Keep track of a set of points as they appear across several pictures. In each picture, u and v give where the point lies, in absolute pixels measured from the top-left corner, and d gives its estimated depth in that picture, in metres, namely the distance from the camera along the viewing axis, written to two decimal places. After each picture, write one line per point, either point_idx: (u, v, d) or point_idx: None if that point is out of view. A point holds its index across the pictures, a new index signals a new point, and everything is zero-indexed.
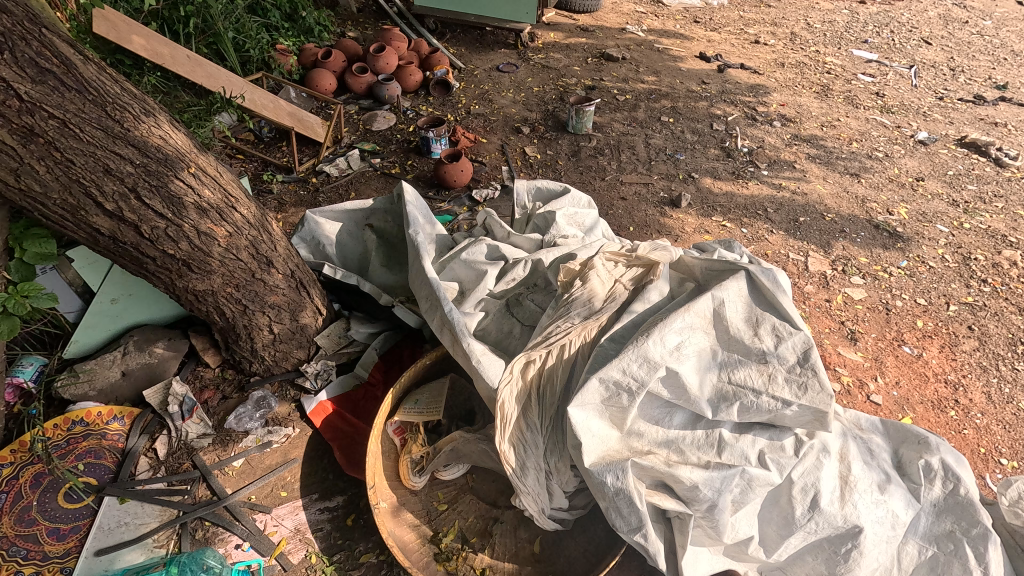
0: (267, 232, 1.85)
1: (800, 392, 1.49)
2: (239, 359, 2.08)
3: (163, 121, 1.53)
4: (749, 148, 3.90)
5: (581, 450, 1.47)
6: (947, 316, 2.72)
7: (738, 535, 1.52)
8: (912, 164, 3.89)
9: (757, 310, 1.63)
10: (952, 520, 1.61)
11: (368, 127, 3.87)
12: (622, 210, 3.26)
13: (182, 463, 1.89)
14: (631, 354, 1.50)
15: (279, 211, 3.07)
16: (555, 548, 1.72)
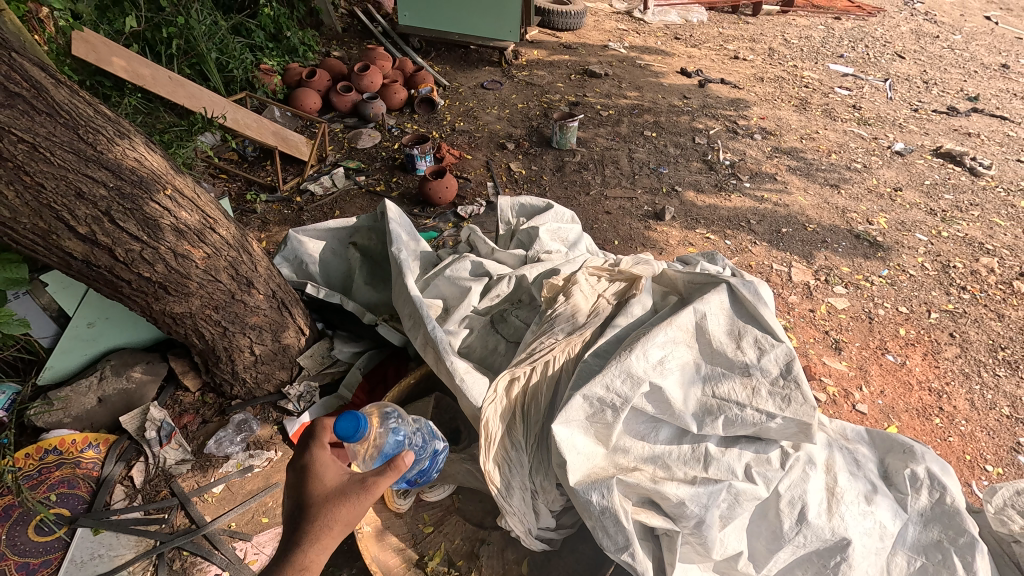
0: (248, 253, 1.83)
1: (783, 405, 1.48)
2: (220, 382, 2.04)
3: (138, 144, 1.52)
4: (731, 161, 3.96)
5: (565, 468, 1.45)
6: (928, 324, 2.75)
7: (727, 551, 1.50)
8: (889, 174, 3.97)
9: (739, 323, 1.63)
10: (940, 529, 1.61)
11: (353, 145, 3.88)
12: (607, 224, 3.27)
13: (160, 490, 1.84)
14: (614, 369, 1.50)
15: (262, 230, 3.05)
16: (543, 570, 1.68)
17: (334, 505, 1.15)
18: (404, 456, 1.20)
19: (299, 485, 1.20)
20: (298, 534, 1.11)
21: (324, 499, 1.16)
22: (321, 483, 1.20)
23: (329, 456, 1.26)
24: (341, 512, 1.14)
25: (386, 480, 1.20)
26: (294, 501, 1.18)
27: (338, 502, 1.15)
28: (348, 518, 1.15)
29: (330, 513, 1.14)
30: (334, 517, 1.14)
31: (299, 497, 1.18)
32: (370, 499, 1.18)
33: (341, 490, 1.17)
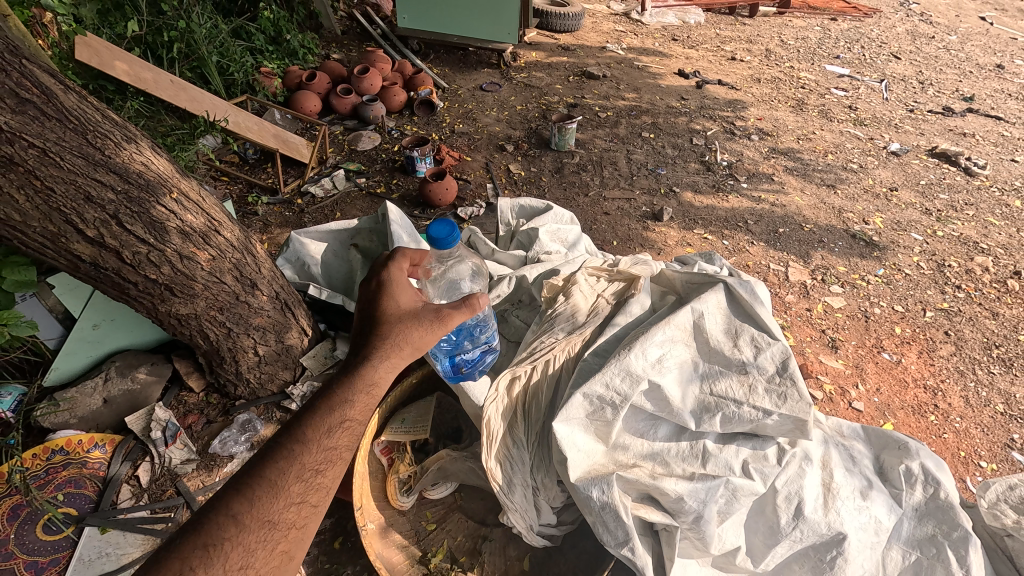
0: (252, 255, 1.85)
1: (779, 402, 1.51)
2: (224, 382, 2.06)
3: (145, 148, 1.54)
4: (728, 161, 3.99)
5: (566, 465, 1.47)
6: (924, 322, 2.78)
7: (725, 546, 1.53)
8: (885, 174, 4.01)
9: (736, 321, 1.66)
10: (933, 523, 1.64)
11: (353, 147, 3.91)
12: (606, 225, 3.30)
13: (166, 489, 1.85)
14: (613, 368, 1.52)
15: (264, 232, 3.07)
16: (544, 566, 1.70)
17: (410, 325, 1.28)
18: (480, 297, 1.33)
19: (378, 304, 1.33)
20: (374, 345, 1.25)
21: (400, 317, 1.29)
22: (398, 304, 1.32)
23: (407, 284, 1.38)
24: (413, 334, 1.27)
25: (460, 316, 1.31)
26: (371, 315, 1.32)
27: (413, 324, 1.28)
28: (418, 340, 1.27)
29: (405, 331, 1.27)
30: (407, 336, 1.26)
31: (376, 313, 1.31)
32: (444, 330, 1.30)
33: (416, 315, 1.30)
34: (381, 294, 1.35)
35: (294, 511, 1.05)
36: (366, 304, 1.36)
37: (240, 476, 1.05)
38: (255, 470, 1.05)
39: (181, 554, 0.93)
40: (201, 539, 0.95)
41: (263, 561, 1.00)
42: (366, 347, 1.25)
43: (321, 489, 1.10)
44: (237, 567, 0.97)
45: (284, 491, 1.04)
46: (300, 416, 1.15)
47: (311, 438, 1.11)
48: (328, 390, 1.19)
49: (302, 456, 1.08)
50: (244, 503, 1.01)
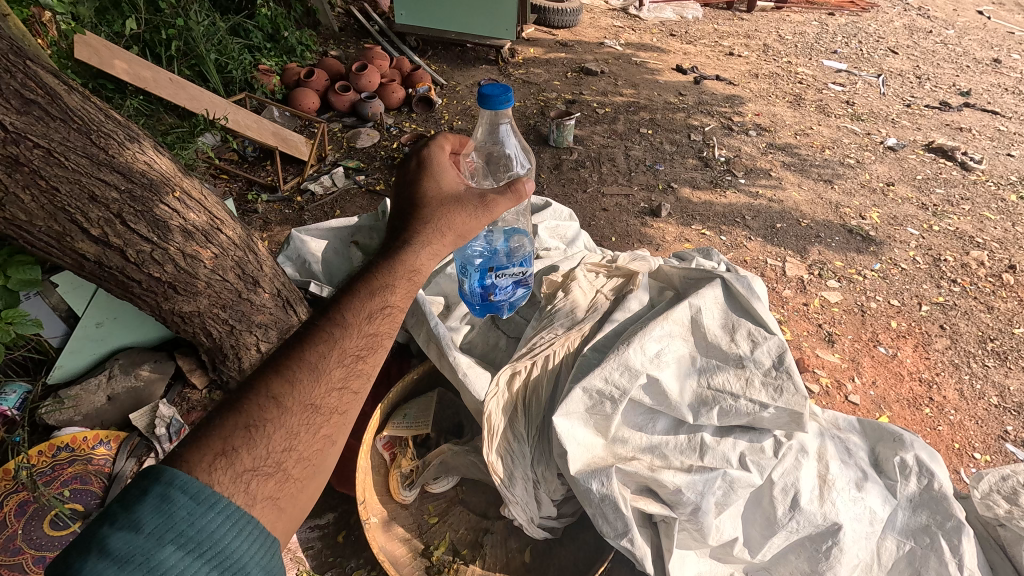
0: (254, 253, 1.87)
1: (776, 395, 1.53)
2: (227, 379, 2.08)
3: (147, 148, 1.56)
4: (726, 157, 4.01)
5: (566, 458, 1.50)
6: (919, 316, 2.81)
7: (723, 537, 1.56)
8: (882, 169, 4.03)
9: (733, 316, 1.68)
10: (927, 514, 1.67)
11: (352, 145, 3.92)
12: (604, 221, 3.32)
13: None
14: (612, 362, 1.54)
15: (264, 230, 3.08)
16: (546, 558, 1.73)
17: (455, 210, 1.37)
18: (522, 184, 1.40)
19: (421, 190, 1.41)
20: (417, 230, 1.33)
21: (445, 202, 1.38)
22: (441, 189, 1.40)
23: (448, 170, 1.46)
24: (457, 219, 1.36)
25: (503, 203, 1.40)
26: (413, 201, 1.40)
27: (459, 208, 1.37)
28: (463, 224, 1.37)
29: (450, 215, 1.36)
30: (452, 218, 1.35)
31: (419, 197, 1.40)
32: (486, 215, 1.40)
33: (462, 200, 1.38)
34: (423, 179, 1.43)
35: (336, 397, 1.08)
36: (408, 188, 1.43)
37: (279, 361, 1.08)
38: (297, 352, 1.09)
39: (223, 435, 0.95)
40: (242, 420, 0.97)
41: (307, 443, 1.02)
42: (411, 227, 1.33)
43: (360, 376, 1.13)
44: (281, 447, 0.98)
45: (325, 374, 1.08)
46: (340, 300, 1.19)
47: (352, 323, 1.15)
48: (370, 273, 1.25)
49: (343, 339, 1.12)
50: (285, 384, 1.03)
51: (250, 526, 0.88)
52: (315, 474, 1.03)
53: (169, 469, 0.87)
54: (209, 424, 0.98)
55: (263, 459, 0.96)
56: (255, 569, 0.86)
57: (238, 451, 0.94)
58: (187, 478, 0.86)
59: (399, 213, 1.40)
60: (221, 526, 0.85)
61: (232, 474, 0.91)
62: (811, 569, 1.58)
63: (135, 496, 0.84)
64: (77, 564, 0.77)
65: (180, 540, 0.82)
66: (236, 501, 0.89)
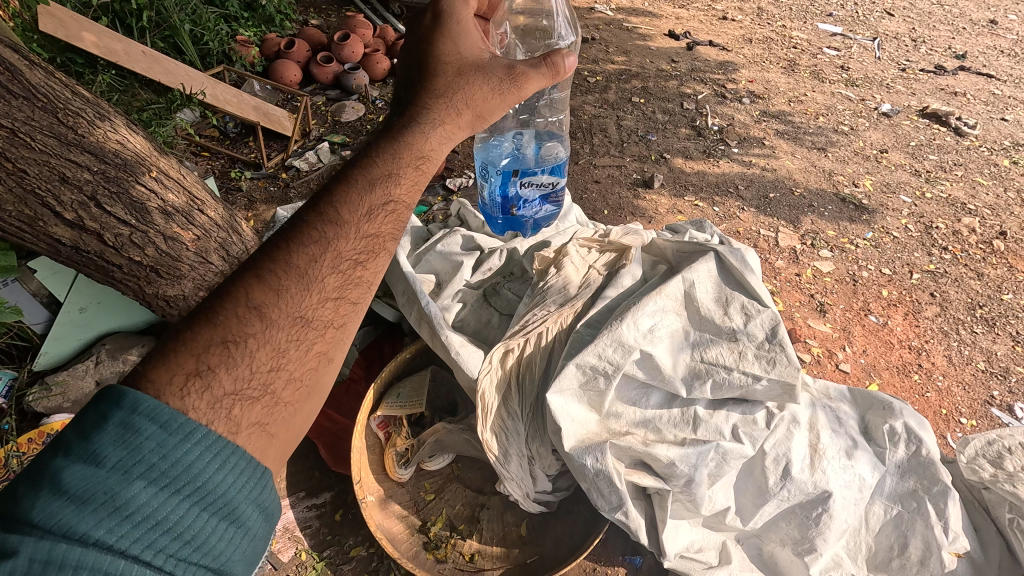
0: (238, 234, 1.81)
1: (769, 366, 1.53)
2: None
3: (120, 126, 1.49)
4: (719, 126, 3.94)
5: (560, 434, 1.50)
6: (910, 284, 2.82)
7: (715, 507, 1.59)
8: (876, 136, 3.99)
9: (727, 290, 1.65)
10: (915, 479, 1.70)
11: (337, 118, 3.81)
12: (597, 193, 3.27)
13: None
14: (605, 339, 1.53)
15: (249, 209, 3.01)
16: (542, 530, 1.75)
17: (475, 84, 1.35)
18: (559, 59, 1.41)
19: (438, 51, 1.33)
20: (432, 107, 1.31)
21: (465, 74, 1.34)
22: (459, 55, 1.34)
23: (467, 34, 1.37)
24: (477, 94, 1.35)
25: (531, 78, 1.39)
26: (427, 66, 1.33)
27: (482, 79, 1.35)
28: (486, 93, 1.36)
29: (468, 90, 1.34)
30: (471, 91, 1.35)
31: (436, 59, 1.33)
32: (510, 89, 1.39)
33: (485, 70, 1.35)
34: (439, 37, 1.34)
35: (330, 308, 1.04)
36: (422, 45, 1.35)
37: (262, 269, 1.03)
38: (282, 259, 1.04)
39: (197, 352, 0.89)
40: (221, 333, 0.92)
41: (297, 360, 0.98)
42: (429, 93, 1.31)
43: (357, 285, 1.10)
44: (265, 367, 0.94)
45: (319, 282, 1.04)
46: (334, 194, 1.15)
47: (347, 222, 1.12)
48: (376, 154, 1.23)
49: (337, 244, 1.09)
50: (268, 294, 0.99)
51: (235, 457, 0.81)
52: (308, 394, 1.00)
53: (132, 392, 0.77)
54: (182, 339, 0.92)
55: (246, 381, 0.91)
56: (244, 502, 0.80)
57: (215, 371, 0.88)
58: (153, 403, 0.78)
59: (411, 75, 1.35)
60: (200, 455, 0.78)
61: (210, 397, 0.85)
62: (801, 536, 1.61)
63: (93, 424, 0.75)
64: (23, 502, 0.67)
65: (152, 475, 0.74)
66: (218, 426, 0.83)
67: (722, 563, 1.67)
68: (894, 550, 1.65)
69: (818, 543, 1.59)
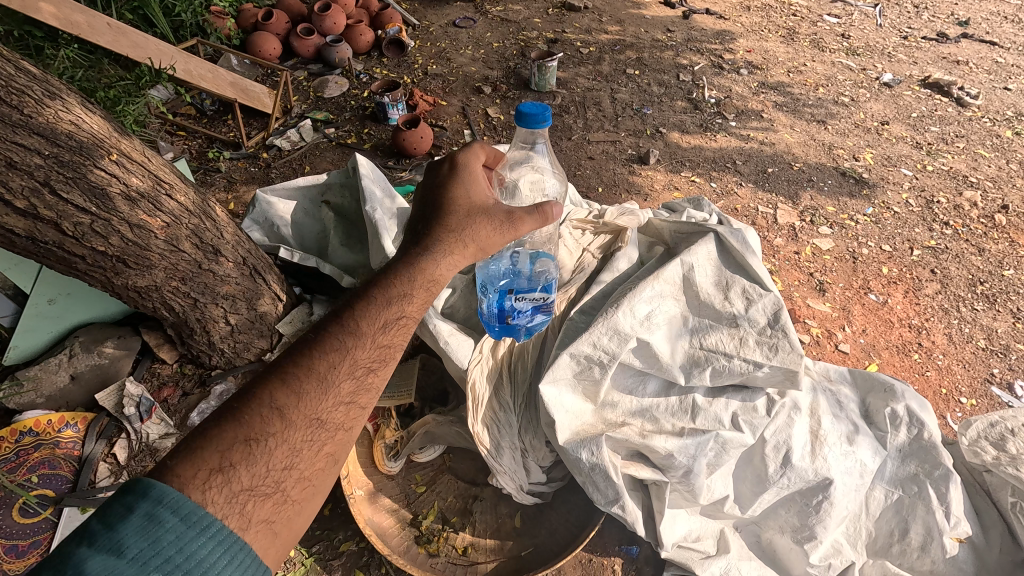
0: (211, 220, 1.72)
1: (771, 353, 1.46)
2: (198, 353, 2.00)
3: (73, 104, 1.37)
4: (716, 98, 3.81)
5: (554, 427, 1.44)
6: (911, 261, 2.76)
7: (713, 496, 1.55)
8: (877, 107, 3.88)
9: (727, 273, 1.57)
10: (916, 463, 1.67)
11: (320, 94, 3.64)
12: (590, 170, 3.17)
13: (145, 465, 1.82)
14: (600, 327, 1.45)
15: (228, 190, 2.88)
16: (536, 521, 1.71)
17: (480, 221, 1.24)
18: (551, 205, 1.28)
19: (447, 193, 1.27)
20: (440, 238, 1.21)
21: (473, 212, 1.25)
22: (469, 198, 1.27)
23: (478, 181, 1.32)
24: (480, 233, 1.24)
25: (527, 222, 1.26)
26: (439, 206, 1.26)
27: (483, 221, 1.24)
28: (485, 238, 1.25)
29: (475, 226, 1.23)
30: (477, 230, 1.23)
31: (446, 201, 1.26)
32: (510, 232, 1.26)
33: (487, 212, 1.26)
34: (451, 182, 1.29)
35: (342, 412, 0.99)
36: (435, 190, 1.29)
37: (284, 368, 0.98)
38: (304, 360, 0.99)
39: (221, 448, 0.85)
40: (242, 431, 0.87)
41: (308, 460, 0.93)
42: (435, 235, 1.22)
43: (370, 390, 1.06)
44: (280, 466, 0.89)
45: (336, 386, 0.99)
46: (354, 304, 1.09)
47: (364, 331, 1.06)
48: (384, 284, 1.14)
49: (354, 350, 1.04)
50: (291, 395, 0.94)
51: (242, 553, 0.78)
52: (315, 495, 0.94)
53: (158, 483, 0.77)
54: (203, 432, 0.88)
55: (262, 478, 0.86)
56: None
57: (236, 467, 0.84)
58: (178, 496, 0.77)
59: (422, 217, 1.28)
60: (211, 552, 0.75)
61: (227, 492, 0.81)
62: (801, 523, 1.58)
63: (115, 513, 0.73)
64: None
65: (167, 568, 0.72)
66: (229, 524, 0.80)
67: (721, 552, 1.62)
68: (894, 536, 1.62)
69: (819, 531, 1.55)
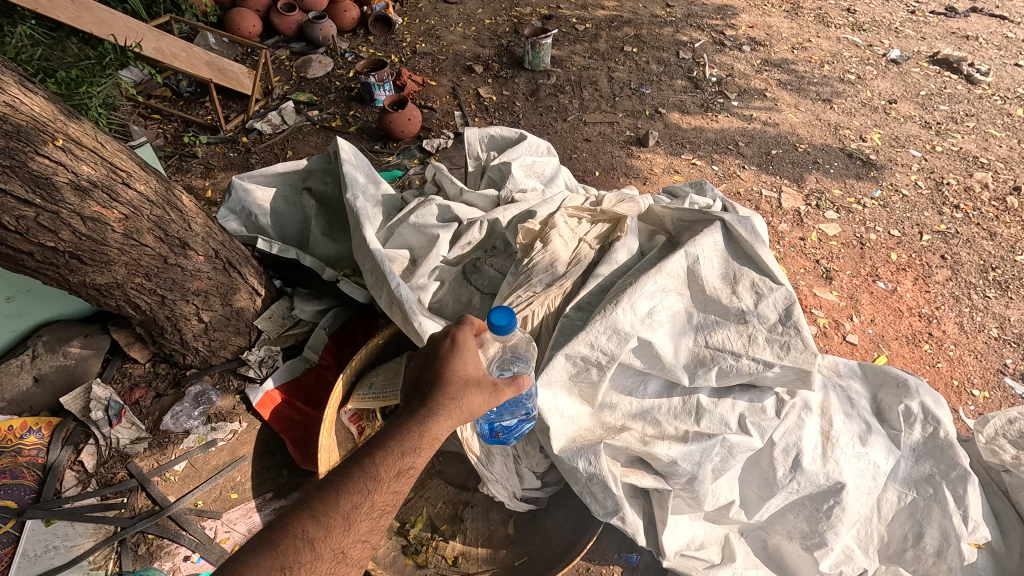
0: (176, 210, 1.60)
1: (782, 352, 1.35)
2: (170, 352, 1.88)
3: (8, 82, 1.21)
4: (718, 77, 3.65)
5: (548, 434, 1.33)
6: (920, 246, 2.65)
7: (718, 502, 1.47)
8: (884, 85, 3.73)
9: (735, 265, 1.45)
10: (931, 463, 1.58)
11: (302, 75, 3.46)
12: (587, 153, 3.03)
13: (116, 473, 1.71)
14: (598, 326, 1.34)
15: (205, 177, 2.73)
16: (531, 528, 1.62)
17: (475, 389, 1.11)
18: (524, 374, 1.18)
19: (447, 361, 1.12)
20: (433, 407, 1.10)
21: (471, 382, 1.11)
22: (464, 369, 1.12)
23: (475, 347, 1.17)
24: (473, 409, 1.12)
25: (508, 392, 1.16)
26: (436, 375, 1.12)
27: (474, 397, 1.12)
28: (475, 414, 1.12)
29: (471, 395, 1.10)
30: (473, 400, 1.10)
31: (443, 372, 1.11)
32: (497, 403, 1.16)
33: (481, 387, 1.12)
34: (448, 351, 1.14)
35: (362, 545, 1.00)
36: (430, 360, 1.15)
37: (314, 501, 0.98)
38: (332, 497, 0.99)
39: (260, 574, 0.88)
40: (277, 560, 0.91)
41: None
42: (429, 406, 1.09)
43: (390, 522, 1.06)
44: None
45: (355, 525, 0.99)
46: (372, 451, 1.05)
47: (382, 478, 1.03)
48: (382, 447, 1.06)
49: (375, 492, 1.02)
50: (321, 527, 0.96)
51: None
52: None
53: None
54: (243, 554, 0.92)
55: None
56: None
57: None
58: None
59: (417, 388, 1.14)
60: None
61: None
62: (811, 529, 1.49)
63: None
64: None
65: None
66: None
67: (726, 561, 1.54)
68: (908, 541, 1.54)
69: (829, 538, 1.47)
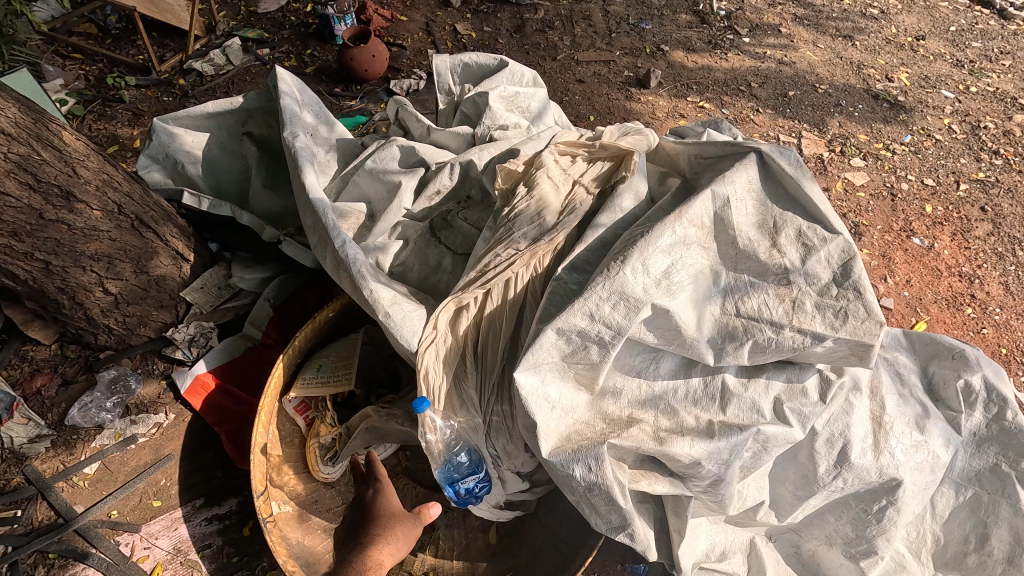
0: (50, 148, 1.23)
1: (837, 322, 1.03)
2: (77, 331, 1.54)
3: None
4: (727, 11, 3.23)
5: (535, 432, 1.03)
6: (957, 198, 2.34)
7: (745, 504, 1.20)
8: (910, 21, 3.34)
9: (775, 210, 1.12)
10: (996, 451, 1.30)
11: (252, 9, 3.00)
12: (580, 95, 2.65)
13: (10, 479, 1.40)
14: (599, 291, 1.02)
15: (133, 125, 2.32)
16: (516, 536, 1.35)
17: (399, 519, 1.18)
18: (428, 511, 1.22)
19: (371, 504, 1.20)
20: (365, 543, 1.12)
21: (396, 513, 1.18)
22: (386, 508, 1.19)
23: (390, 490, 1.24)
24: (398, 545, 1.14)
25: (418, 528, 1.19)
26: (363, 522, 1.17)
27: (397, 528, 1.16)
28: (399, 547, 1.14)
29: (396, 526, 1.16)
30: (405, 528, 1.16)
31: (370, 513, 1.19)
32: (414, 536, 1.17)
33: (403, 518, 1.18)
34: (371, 497, 1.21)
35: None
36: (357, 520, 1.19)
37: None
38: None
39: None
40: None
41: None
42: (364, 541, 1.13)
43: None
44: None
45: None
46: None
47: None
48: None
49: None
50: None
51: None
52: None
53: None
54: None
55: None
56: None
57: None
58: None
59: (348, 538, 1.18)
60: None
61: None
62: (856, 535, 1.22)
63: None
64: None
65: None
66: None
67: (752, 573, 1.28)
68: (970, 544, 1.27)
69: (879, 545, 1.21)
